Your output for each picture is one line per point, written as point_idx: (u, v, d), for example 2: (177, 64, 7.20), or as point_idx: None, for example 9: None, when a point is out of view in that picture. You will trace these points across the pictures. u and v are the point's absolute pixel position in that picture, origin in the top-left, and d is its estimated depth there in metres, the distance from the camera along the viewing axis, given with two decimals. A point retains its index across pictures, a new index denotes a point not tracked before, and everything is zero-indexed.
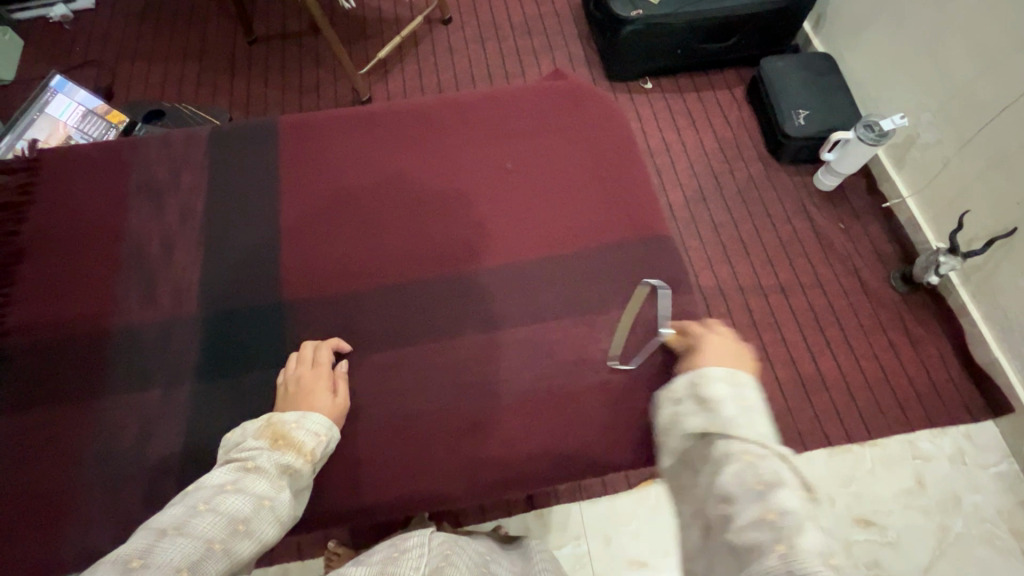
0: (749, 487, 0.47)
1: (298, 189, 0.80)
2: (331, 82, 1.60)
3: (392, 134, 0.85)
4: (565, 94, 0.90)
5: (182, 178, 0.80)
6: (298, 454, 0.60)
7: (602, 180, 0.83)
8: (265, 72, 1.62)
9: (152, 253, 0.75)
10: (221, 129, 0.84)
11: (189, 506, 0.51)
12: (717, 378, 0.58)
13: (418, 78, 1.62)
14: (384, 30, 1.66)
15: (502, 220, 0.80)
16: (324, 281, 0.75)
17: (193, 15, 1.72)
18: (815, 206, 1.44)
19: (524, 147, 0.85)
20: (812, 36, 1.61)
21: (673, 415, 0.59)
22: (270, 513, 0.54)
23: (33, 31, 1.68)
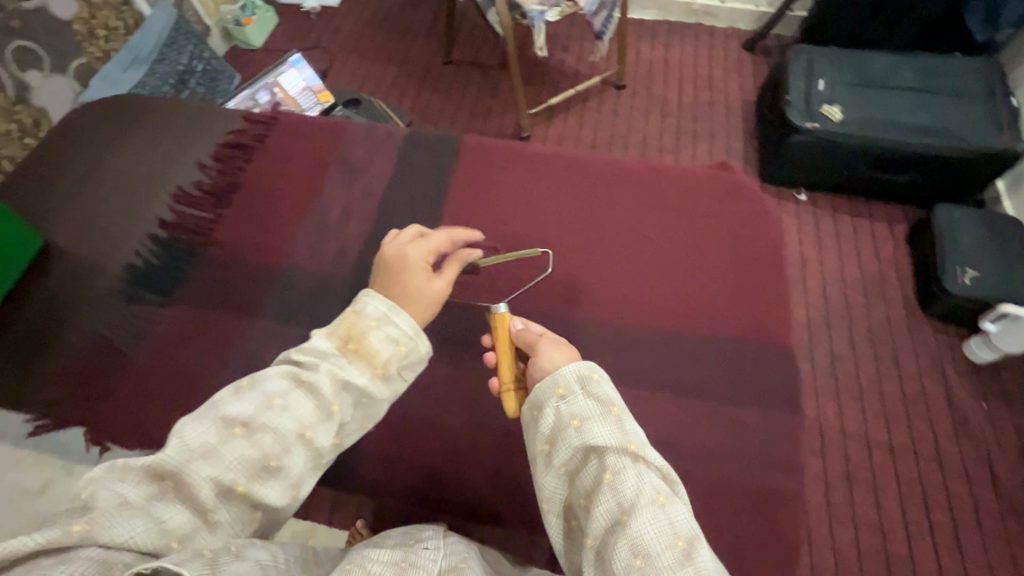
0: (660, 512, 0.57)
1: (459, 200, 0.89)
2: (499, 113, 1.76)
3: (553, 176, 0.92)
4: (727, 185, 0.91)
5: (372, 164, 0.93)
6: (366, 368, 0.63)
7: (739, 276, 0.83)
8: (449, 90, 1.82)
9: (331, 217, 0.88)
10: (415, 132, 0.97)
11: (228, 426, 0.55)
12: (602, 388, 0.65)
13: (576, 129, 1.72)
14: (561, 80, 1.80)
15: (631, 284, 0.82)
16: None
17: (408, 30, 1.98)
18: (958, 374, 1.29)
19: (672, 222, 0.87)
20: (1004, 196, 1.47)
21: (568, 418, 0.64)
22: (306, 445, 0.58)
23: (287, 14, 2.05)
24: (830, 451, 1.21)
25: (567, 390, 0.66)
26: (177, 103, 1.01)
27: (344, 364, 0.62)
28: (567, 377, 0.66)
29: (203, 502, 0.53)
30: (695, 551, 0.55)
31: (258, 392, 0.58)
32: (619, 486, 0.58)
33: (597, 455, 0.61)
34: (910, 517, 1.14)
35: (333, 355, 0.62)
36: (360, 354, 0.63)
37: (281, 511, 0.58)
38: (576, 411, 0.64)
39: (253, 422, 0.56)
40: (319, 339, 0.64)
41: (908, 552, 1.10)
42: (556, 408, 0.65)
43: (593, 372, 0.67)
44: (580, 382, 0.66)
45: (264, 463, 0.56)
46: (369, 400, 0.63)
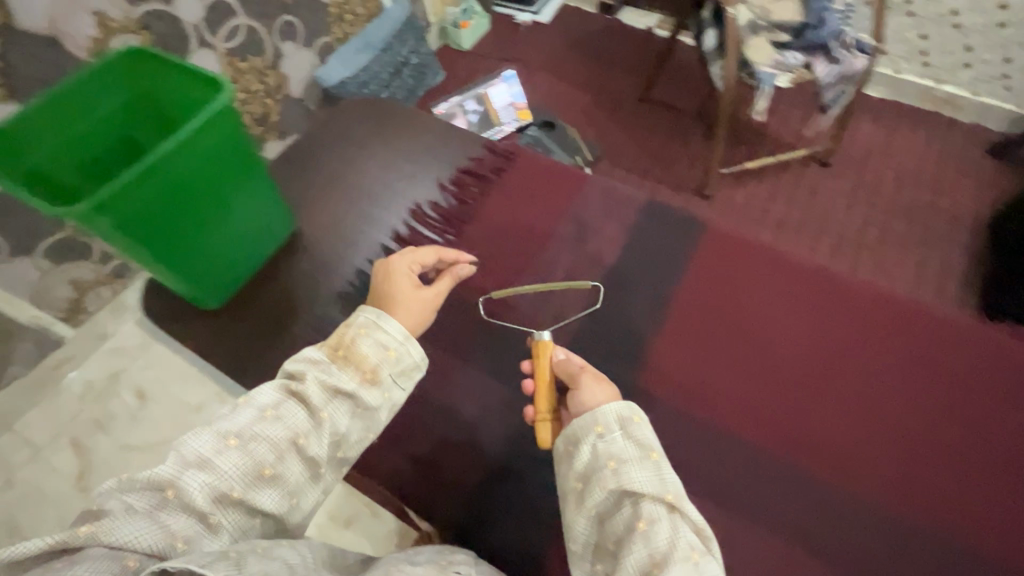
0: (688, 557, 0.61)
1: (693, 300, 0.88)
2: (684, 165, 1.67)
3: (801, 300, 0.88)
4: (1004, 368, 0.82)
5: (604, 230, 0.95)
6: (354, 373, 0.71)
7: (1000, 481, 0.76)
8: (637, 128, 1.76)
9: (558, 278, 0.91)
10: (649, 206, 0.97)
11: (222, 439, 0.62)
12: (634, 426, 0.70)
13: (764, 202, 1.59)
14: (760, 145, 1.67)
15: (869, 449, 0.78)
16: (677, 389, 0.82)
17: (610, 60, 1.96)
18: None
19: (928, 394, 0.81)
20: None
21: (603, 457, 0.69)
22: (298, 451, 0.65)
23: (499, 23, 2.12)
24: None
25: (606, 429, 0.70)
26: (428, 119, 1.08)
27: (331, 370, 0.70)
28: (607, 418, 0.71)
29: (203, 509, 0.58)
30: None
31: (251, 408, 0.66)
32: (652, 533, 0.62)
33: (630, 498, 0.65)
34: None
35: (321, 366, 0.70)
36: (349, 361, 0.71)
37: (281, 514, 0.64)
38: (614, 453, 0.69)
39: (247, 433, 0.63)
40: (309, 355, 0.72)
41: None
42: (594, 446, 0.70)
43: (624, 415, 0.72)
44: (620, 423, 0.71)
45: (260, 471, 0.62)
46: (361, 407, 0.70)
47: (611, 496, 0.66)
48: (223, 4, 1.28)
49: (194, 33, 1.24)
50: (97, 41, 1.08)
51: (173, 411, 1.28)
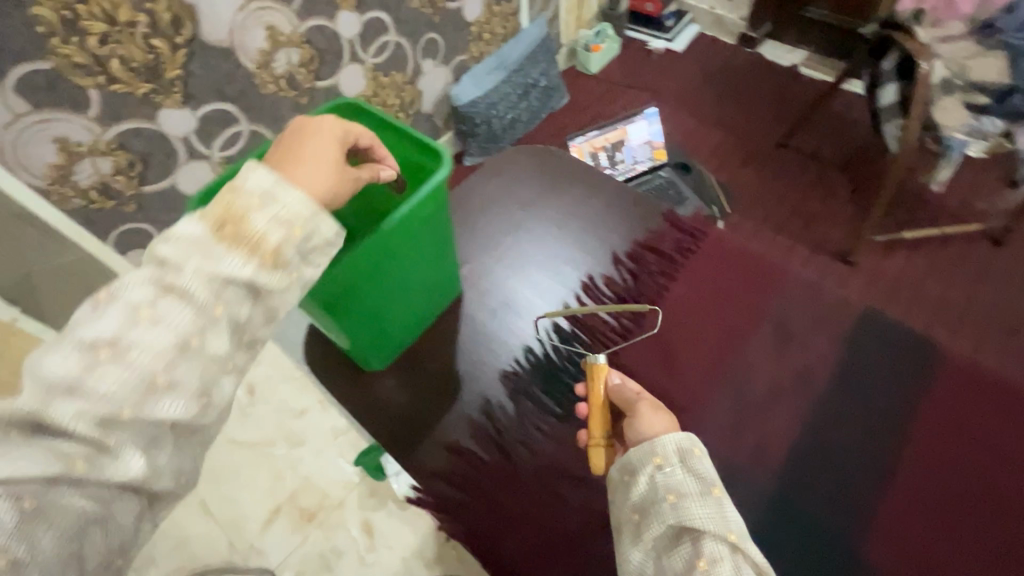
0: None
1: None
2: (828, 222, 1.50)
3: None
4: None
5: None
6: (243, 260, 0.40)
7: None
8: (775, 176, 1.61)
9: None
10: None
11: (85, 350, 0.36)
12: (699, 462, 0.47)
13: (924, 276, 1.38)
14: (921, 211, 1.48)
15: None
16: None
17: (748, 97, 1.82)
18: None
19: None
20: None
21: (661, 490, 0.46)
22: (197, 356, 0.39)
23: (630, 47, 2.03)
24: None
25: (664, 457, 0.48)
26: None
27: (215, 256, 0.39)
28: (667, 445, 0.48)
29: (14, 492, 0.33)
30: None
31: (116, 309, 0.37)
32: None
33: (692, 546, 0.43)
34: None
35: (198, 250, 0.39)
36: (239, 240, 0.40)
37: (147, 486, 0.38)
38: (674, 491, 0.46)
39: (120, 342, 0.37)
40: (181, 234, 0.40)
41: None
42: (651, 479, 0.47)
43: (687, 449, 0.48)
44: (680, 456, 0.48)
45: (148, 384, 0.37)
46: (259, 294, 0.41)
47: (668, 545, 0.44)
48: (377, 20, 1.28)
49: (348, 47, 1.25)
50: (264, 53, 1.10)
51: (276, 412, 1.28)
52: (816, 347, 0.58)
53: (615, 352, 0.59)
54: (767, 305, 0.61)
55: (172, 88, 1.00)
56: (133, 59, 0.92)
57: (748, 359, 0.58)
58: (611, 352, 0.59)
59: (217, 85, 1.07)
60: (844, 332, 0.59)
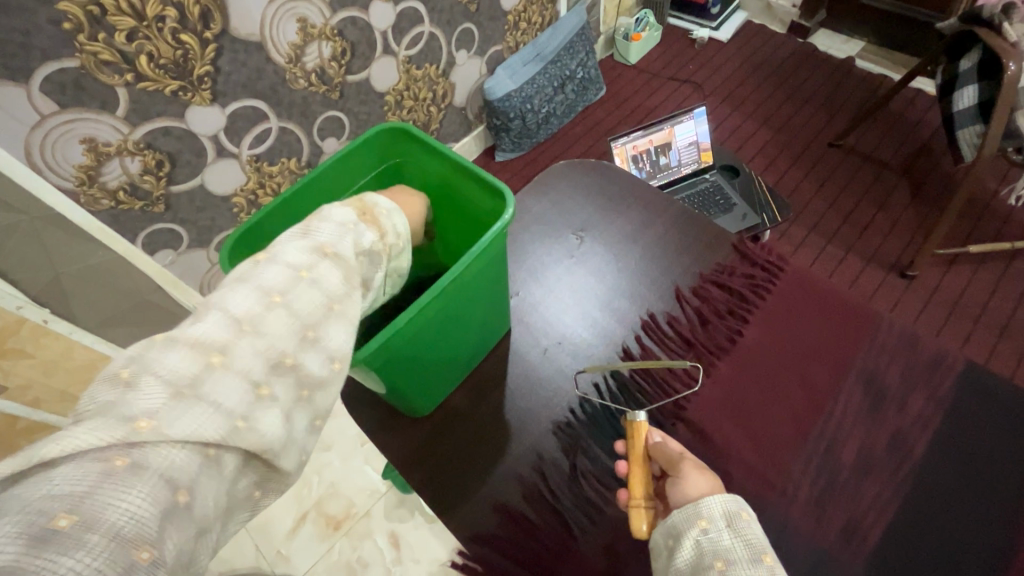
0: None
1: None
2: (884, 232, 1.40)
3: None
4: None
5: None
6: (380, 240, 0.45)
7: None
8: (829, 179, 1.50)
9: None
10: None
11: (262, 296, 0.36)
12: (749, 524, 0.41)
13: (990, 294, 1.28)
14: (987, 223, 1.37)
15: None
16: None
17: (799, 92, 1.71)
18: None
19: None
20: None
21: (707, 556, 0.40)
22: (344, 317, 0.40)
23: (672, 36, 1.92)
24: None
25: (711, 520, 0.41)
26: None
27: (361, 234, 0.44)
28: (711, 504, 0.42)
29: (172, 463, 0.28)
30: None
31: (276, 266, 0.38)
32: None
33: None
34: None
35: (350, 226, 0.44)
36: (377, 227, 0.46)
37: (274, 464, 0.34)
38: (722, 557, 0.39)
39: (286, 295, 0.37)
40: (331, 212, 0.44)
41: None
42: (696, 543, 0.41)
43: (737, 514, 0.42)
44: (726, 518, 0.41)
45: (303, 338, 0.37)
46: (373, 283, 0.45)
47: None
48: (412, 11, 1.21)
49: (380, 39, 1.19)
50: (295, 47, 1.05)
51: None
52: (912, 406, 0.53)
53: (682, 405, 0.54)
54: (856, 357, 0.55)
55: (201, 85, 0.96)
56: (161, 55, 0.87)
57: (836, 417, 0.52)
58: (677, 404, 0.54)
59: (247, 82, 1.02)
60: (945, 395, 0.53)
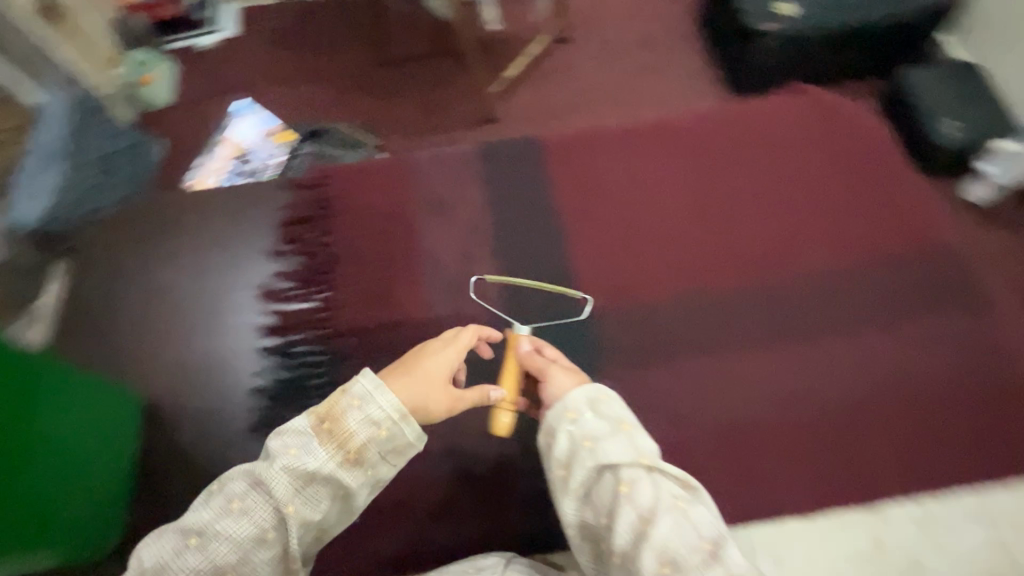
0: (680, 515, 0.66)
1: (593, 198, 1.11)
2: (459, 103, 1.69)
3: (672, 148, 1.17)
4: (811, 107, 1.19)
5: (457, 193, 1.10)
6: (335, 453, 0.69)
7: (823, 196, 1.12)
8: (402, 97, 1.72)
9: (450, 263, 1.03)
10: (494, 147, 1.15)
11: (180, 541, 0.65)
12: (607, 411, 0.75)
13: (543, 99, 1.67)
14: (508, 51, 1.72)
15: (758, 218, 1.10)
16: (618, 275, 1.04)
17: (328, 41, 1.81)
18: (967, 219, 1.38)
19: (771, 167, 1.15)
20: (949, 45, 1.56)
21: (579, 441, 0.73)
22: (260, 542, 0.66)
23: (180, 57, 1.78)
24: None
25: (577, 413, 0.75)
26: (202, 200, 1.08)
27: (314, 453, 0.68)
28: (577, 399, 0.76)
29: None
30: (722, 551, 0.65)
31: (212, 510, 0.67)
32: (654, 521, 0.66)
33: (616, 475, 0.70)
34: None
35: (300, 447, 0.69)
36: (332, 437, 0.69)
37: None
38: (597, 447, 0.71)
39: (206, 532, 0.66)
40: (295, 427, 0.70)
41: None
42: (570, 433, 0.74)
43: (603, 402, 0.76)
44: (592, 405, 0.75)
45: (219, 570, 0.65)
46: (341, 489, 0.70)
47: (603, 475, 0.71)
48: None
49: None
50: None
51: None
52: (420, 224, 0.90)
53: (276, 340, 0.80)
54: (414, 198, 1.08)
55: None
56: None
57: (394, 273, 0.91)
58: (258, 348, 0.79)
59: None
60: (472, 186, 1.11)
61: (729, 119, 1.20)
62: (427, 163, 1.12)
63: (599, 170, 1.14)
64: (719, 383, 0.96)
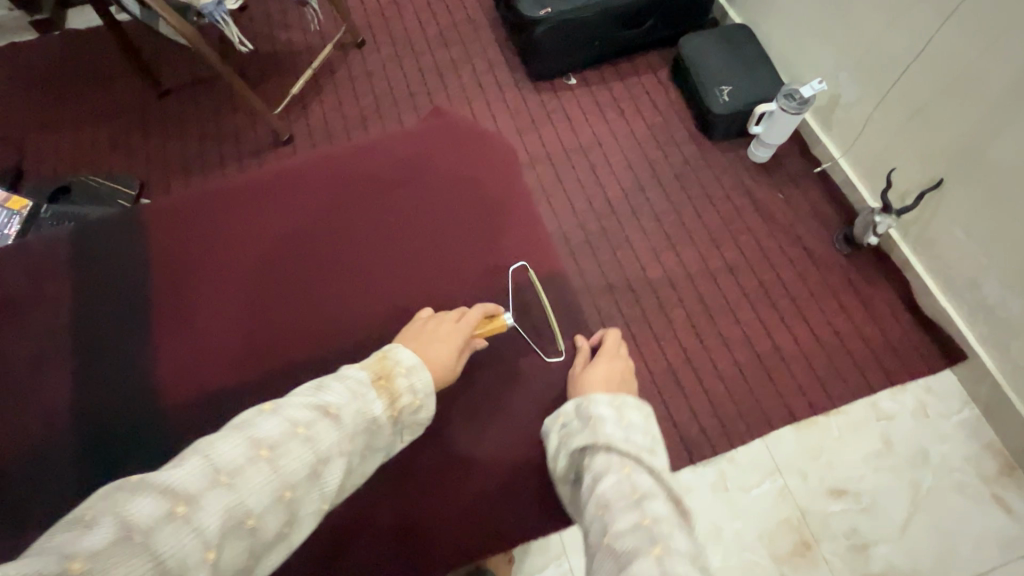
0: (626, 480, 0.55)
1: (171, 277, 0.75)
2: (248, 126, 1.51)
3: (285, 197, 0.81)
4: (446, 133, 0.88)
5: (41, 289, 0.74)
6: (386, 407, 0.60)
7: (496, 223, 0.81)
8: (181, 123, 1.51)
9: (16, 379, 0.68)
10: (82, 227, 0.78)
11: (215, 471, 0.49)
12: (600, 401, 0.65)
13: (339, 107, 1.53)
14: (297, 63, 1.59)
15: (406, 267, 0.77)
16: (198, 375, 0.69)
17: (94, 74, 1.59)
18: (753, 178, 1.42)
19: (412, 196, 0.82)
20: (727, 9, 1.58)
21: (563, 439, 0.65)
22: (315, 480, 0.53)
23: None
24: (686, 297, 1.28)
25: (566, 418, 0.67)
26: None
27: (370, 401, 0.60)
28: (568, 407, 0.68)
29: None
30: (657, 519, 0.50)
31: (276, 423, 0.54)
32: (597, 482, 0.56)
33: (581, 455, 0.61)
34: (764, 316, 1.26)
35: (358, 393, 0.59)
36: (385, 392, 0.61)
37: None
38: (568, 435, 0.64)
39: (275, 450, 0.52)
40: (349, 377, 0.61)
41: (773, 346, 1.23)
42: (558, 431, 0.66)
43: (597, 399, 0.66)
44: (576, 407, 0.67)
45: (279, 495, 0.51)
46: (371, 449, 0.60)
47: (577, 462, 0.62)
48: None
49: None
50: None
51: None
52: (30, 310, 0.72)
53: None
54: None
55: None
56: None
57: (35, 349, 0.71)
58: None
59: None
60: (56, 274, 0.75)
61: (357, 149, 0.86)
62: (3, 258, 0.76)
63: (108, 271, 0.75)
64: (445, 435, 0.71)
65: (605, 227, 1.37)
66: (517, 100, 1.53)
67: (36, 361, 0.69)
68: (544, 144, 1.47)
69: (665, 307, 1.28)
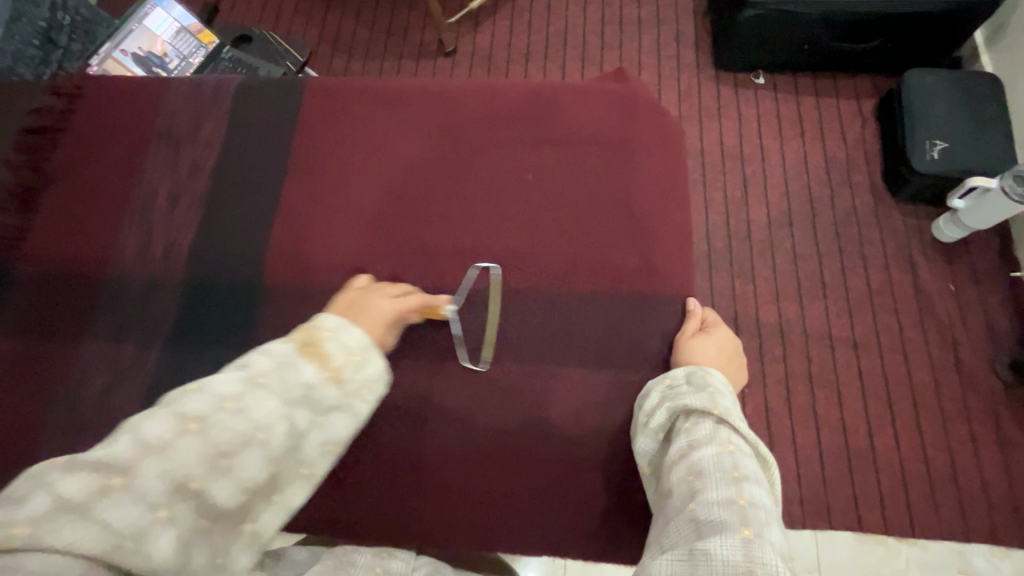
0: (728, 457, 0.51)
1: (306, 161, 0.77)
2: (419, 29, 1.50)
3: (429, 116, 0.79)
4: (615, 99, 0.80)
5: (198, 131, 0.79)
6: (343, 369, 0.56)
7: (631, 214, 0.73)
8: (360, 9, 1.54)
9: (159, 205, 0.75)
10: (248, 84, 0.81)
11: (139, 443, 0.44)
12: (718, 377, 0.61)
13: (509, 36, 1.48)
14: None
15: (520, 227, 0.73)
16: (302, 266, 0.71)
17: None
18: (925, 257, 1.21)
19: (554, 157, 0.76)
20: (981, 51, 1.31)
21: (665, 395, 0.60)
22: (260, 448, 0.49)
23: None
24: (792, 356, 1.15)
25: (674, 379, 0.61)
26: None
27: (302, 366, 0.55)
28: (676, 371, 0.62)
29: None
30: (757, 505, 0.47)
31: (206, 393, 0.49)
32: (695, 451, 0.52)
33: (683, 417, 0.56)
34: (873, 411, 1.11)
35: (289, 358, 0.55)
36: (319, 356, 0.56)
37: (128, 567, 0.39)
38: (675, 394, 0.59)
39: (207, 420, 0.48)
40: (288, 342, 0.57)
41: (869, 445, 1.09)
42: (662, 389, 0.61)
43: (713, 372, 0.61)
44: (688, 375, 0.61)
45: (216, 461, 0.47)
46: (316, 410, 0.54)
47: (674, 422, 0.58)
48: None
49: None
50: None
51: None
52: (186, 147, 0.78)
53: None
54: (152, 124, 0.80)
55: None
56: None
57: (174, 181, 0.76)
58: None
59: None
60: (215, 119, 0.80)
61: (517, 89, 0.81)
62: (178, 88, 0.82)
63: (254, 132, 0.78)
64: (499, 420, 0.66)
65: (733, 250, 1.24)
66: (690, 84, 1.39)
67: (177, 194, 0.76)
68: (702, 141, 1.34)
69: (765, 357, 1.15)
